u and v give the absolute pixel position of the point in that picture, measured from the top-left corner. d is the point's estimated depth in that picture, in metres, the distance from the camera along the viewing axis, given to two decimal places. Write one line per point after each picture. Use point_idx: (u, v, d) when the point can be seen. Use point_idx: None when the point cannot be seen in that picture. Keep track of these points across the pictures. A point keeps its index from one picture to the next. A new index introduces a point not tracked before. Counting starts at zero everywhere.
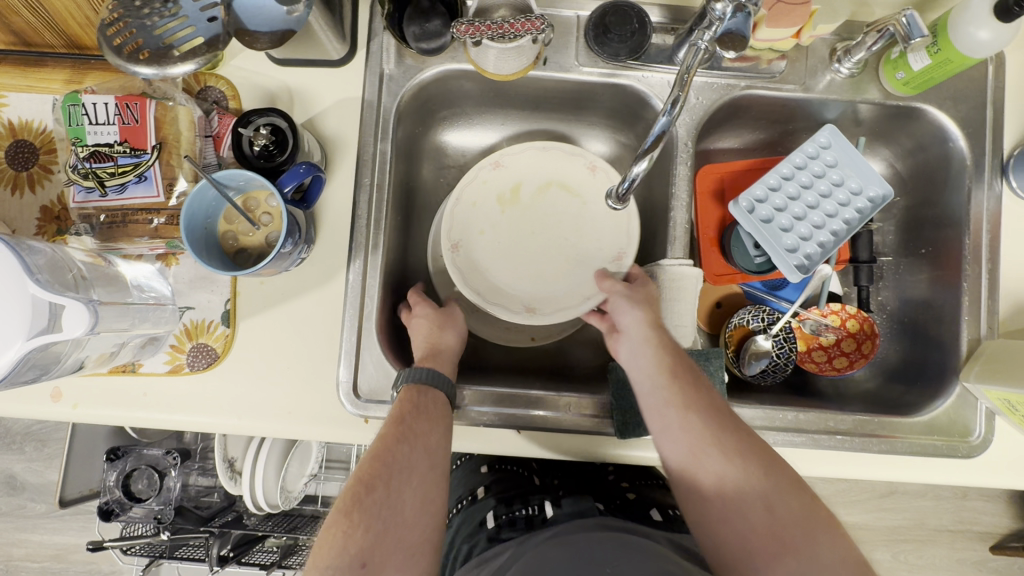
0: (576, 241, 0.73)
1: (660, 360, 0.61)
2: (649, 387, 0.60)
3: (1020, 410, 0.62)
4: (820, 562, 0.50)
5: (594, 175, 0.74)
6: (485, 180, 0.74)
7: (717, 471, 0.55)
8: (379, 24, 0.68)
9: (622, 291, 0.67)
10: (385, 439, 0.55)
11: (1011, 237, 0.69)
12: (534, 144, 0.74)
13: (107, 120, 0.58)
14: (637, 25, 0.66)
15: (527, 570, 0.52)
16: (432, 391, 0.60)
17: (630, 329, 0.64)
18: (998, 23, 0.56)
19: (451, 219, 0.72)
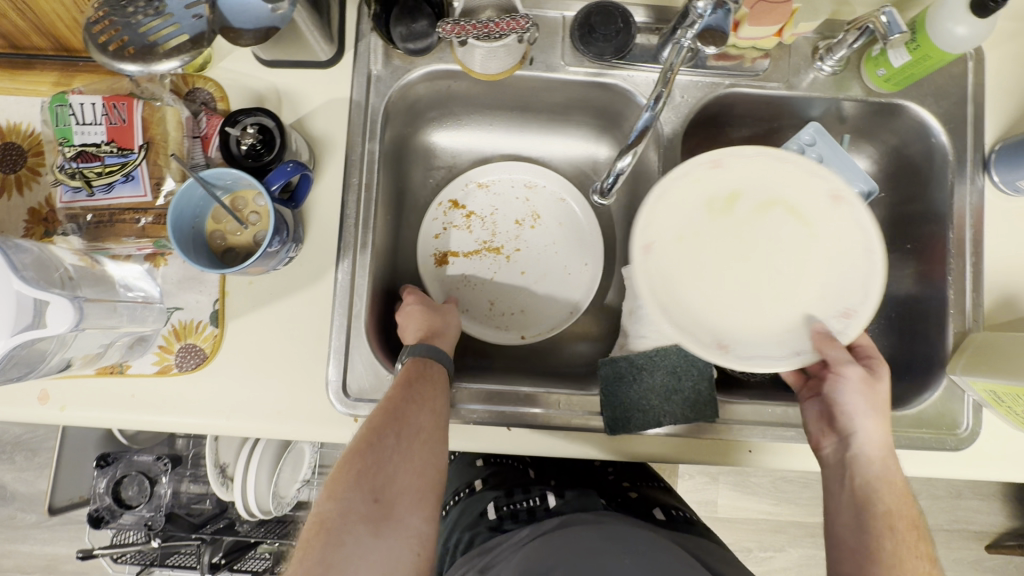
0: (823, 279, 0.60)
1: (875, 496, 0.57)
2: (858, 521, 0.56)
3: (1006, 402, 0.63)
4: None
5: (834, 207, 0.62)
6: (696, 179, 0.62)
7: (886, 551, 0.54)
8: (367, 26, 0.69)
9: (851, 378, 0.59)
10: (395, 397, 0.57)
11: (994, 231, 0.70)
12: (764, 153, 0.62)
13: (94, 120, 0.58)
14: (621, 24, 0.67)
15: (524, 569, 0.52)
16: (435, 364, 0.61)
17: (860, 446, 0.59)
18: (975, 18, 0.57)
19: (652, 213, 0.61)
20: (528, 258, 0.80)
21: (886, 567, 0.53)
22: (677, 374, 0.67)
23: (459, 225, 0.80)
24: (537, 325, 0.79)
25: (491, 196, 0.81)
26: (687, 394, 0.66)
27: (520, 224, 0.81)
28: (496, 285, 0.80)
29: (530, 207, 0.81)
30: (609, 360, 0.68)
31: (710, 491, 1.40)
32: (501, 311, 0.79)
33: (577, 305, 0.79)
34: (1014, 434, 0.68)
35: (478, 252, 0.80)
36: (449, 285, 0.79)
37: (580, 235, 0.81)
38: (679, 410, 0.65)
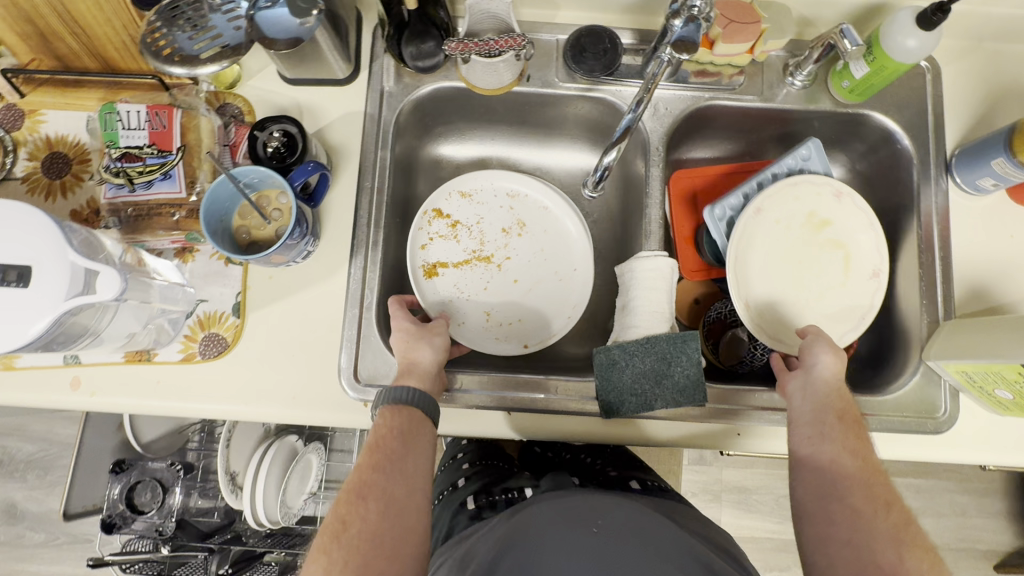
0: (827, 312, 0.74)
1: (833, 404, 0.60)
2: (816, 419, 0.60)
3: (978, 383, 0.67)
4: (872, 539, 0.53)
5: (868, 280, 0.74)
6: (819, 194, 0.74)
7: (836, 448, 0.58)
8: (380, 48, 0.76)
9: (829, 339, 0.64)
10: (362, 470, 0.58)
11: (960, 228, 0.75)
12: (868, 213, 0.74)
13: (138, 126, 0.65)
14: (609, 44, 0.75)
15: (528, 521, 0.55)
16: (403, 412, 0.62)
17: (821, 376, 0.62)
18: (923, 31, 0.64)
19: (777, 192, 0.73)
20: (518, 265, 0.82)
21: (837, 447, 0.58)
22: (667, 360, 0.70)
23: (445, 235, 0.82)
24: (537, 333, 0.80)
25: (474, 204, 0.83)
26: (677, 379, 0.69)
27: (507, 232, 0.83)
28: (490, 296, 0.81)
29: (515, 214, 0.83)
30: (603, 347, 0.72)
31: (713, 508, 1.40)
32: (497, 323, 0.80)
33: (574, 310, 0.79)
34: (991, 418, 0.71)
35: (468, 262, 0.82)
36: (442, 296, 0.80)
37: (569, 240, 0.82)
38: (671, 394, 0.69)
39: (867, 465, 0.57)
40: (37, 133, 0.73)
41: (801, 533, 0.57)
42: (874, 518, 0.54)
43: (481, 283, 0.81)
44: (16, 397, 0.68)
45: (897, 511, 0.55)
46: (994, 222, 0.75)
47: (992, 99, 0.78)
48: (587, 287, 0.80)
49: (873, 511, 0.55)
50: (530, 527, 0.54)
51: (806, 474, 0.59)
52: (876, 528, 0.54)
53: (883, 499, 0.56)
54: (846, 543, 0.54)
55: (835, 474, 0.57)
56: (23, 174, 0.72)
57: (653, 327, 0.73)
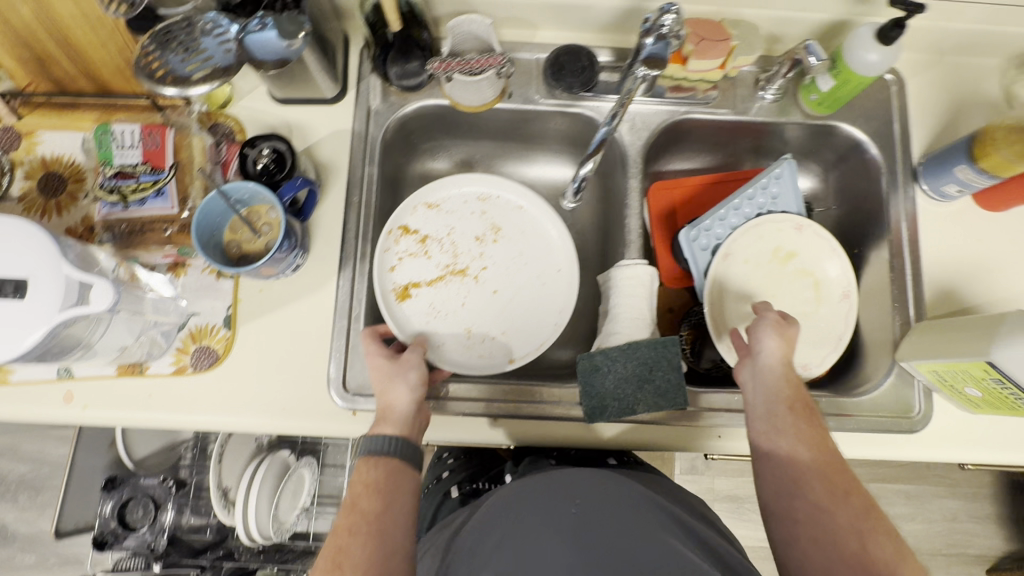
0: (803, 337, 0.78)
1: (782, 391, 0.62)
2: (768, 412, 0.61)
3: (949, 382, 0.69)
4: (832, 532, 0.54)
5: (841, 301, 0.79)
6: (781, 229, 0.80)
7: (790, 440, 0.59)
8: (367, 68, 0.79)
9: (774, 323, 0.66)
10: (339, 534, 0.56)
11: (929, 233, 0.78)
12: (829, 240, 0.80)
13: (132, 144, 0.68)
14: (586, 62, 0.78)
15: (497, 525, 0.56)
16: (380, 459, 0.60)
17: (766, 363, 0.64)
18: (882, 46, 0.67)
19: (744, 234, 0.80)
20: (496, 274, 0.81)
21: (791, 439, 0.59)
22: (648, 364, 0.72)
23: (415, 252, 0.80)
24: (523, 345, 0.78)
25: (444, 214, 0.82)
26: (659, 383, 0.71)
27: (480, 240, 0.82)
28: (469, 311, 0.79)
29: (487, 219, 0.83)
30: (585, 353, 0.74)
31: None
32: (478, 339, 0.78)
33: (561, 314, 0.78)
34: (965, 417, 0.73)
35: (441, 278, 0.80)
36: (419, 317, 0.78)
37: (548, 242, 0.82)
38: (653, 399, 0.71)
39: (824, 455, 0.58)
40: (34, 153, 0.75)
41: (773, 535, 0.58)
42: (833, 510, 0.55)
43: (459, 297, 0.80)
44: (10, 411, 0.70)
45: (859, 498, 0.55)
46: (960, 226, 0.78)
47: (955, 109, 0.81)
48: (570, 288, 0.79)
49: (834, 504, 0.55)
50: (499, 530, 0.55)
51: (767, 472, 0.59)
52: (836, 519, 0.54)
53: (845, 488, 0.56)
54: (809, 540, 0.54)
55: (792, 466, 0.58)
56: (19, 194, 0.74)
57: (635, 334, 0.75)
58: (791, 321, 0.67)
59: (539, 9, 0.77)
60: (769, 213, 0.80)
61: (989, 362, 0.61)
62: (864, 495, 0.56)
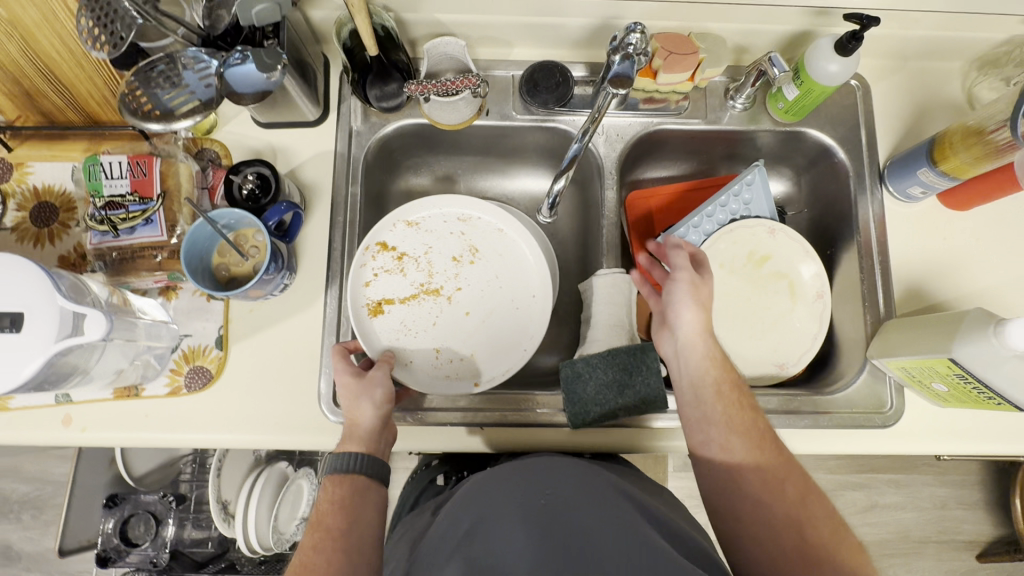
0: (779, 339, 0.82)
1: (706, 374, 0.66)
2: (695, 397, 0.66)
3: (918, 377, 0.71)
4: (771, 519, 0.59)
5: (814, 301, 0.82)
6: (755, 233, 0.83)
7: (721, 431, 0.63)
8: (347, 90, 0.81)
9: (688, 296, 0.68)
10: (307, 550, 0.58)
11: (896, 234, 0.80)
12: (802, 243, 0.83)
13: (120, 175, 0.69)
14: (560, 78, 0.80)
15: (460, 526, 0.58)
16: (347, 476, 0.63)
17: (686, 343, 0.68)
18: (842, 57, 0.70)
19: (716, 242, 0.83)
20: (469, 295, 0.81)
21: (723, 430, 0.63)
22: (628, 370, 0.75)
23: (391, 269, 0.80)
24: (492, 368, 0.78)
25: (422, 231, 0.82)
26: (638, 387, 0.74)
27: (457, 261, 0.82)
28: (439, 331, 0.79)
29: (466, 240, 0.83)
30: (567, 361, 0.76)
31: (701, 513, 1.44)
32: (447, 360, 0.78)
33: (530, 341, 0.78)
34: (935, 410, 0.76)
35: (415, 296, 0.80)
36: (388, 334, 0.78)
37: (524, 267, 0.82)
38: (633, 403, 0.73)
39: (758, 440, 0.63)
40: (25, 184, 0.77)
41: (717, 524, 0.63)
42: (773, 498, 0.60)
43: (431, 317, 0.79)
44: (10, 436, 0.72)
45: (793, 481, 0.61)
46: (927, 226, 0.80)
47: (919, 113, 0.84)
48: (543, 316, 0.80)
49: (770, 491, 0.60)
50: (462, 532, 0.56)
51: (705, 463, 0.64)
52: (774, 507, 0.59)
53: (781, 473, 0.61)
54: (752, 529, 0.59)
55: (727, 458, 0.62)
56: (12, 224, 0.76)
57: (614, 340, 0.77)
58: (703, 282, 0.70)
59: (513, 29, 0.79)
60: (743, 218, 0.83)
61: (952, 359, 0.64)
62: (796, 474, 0.62)
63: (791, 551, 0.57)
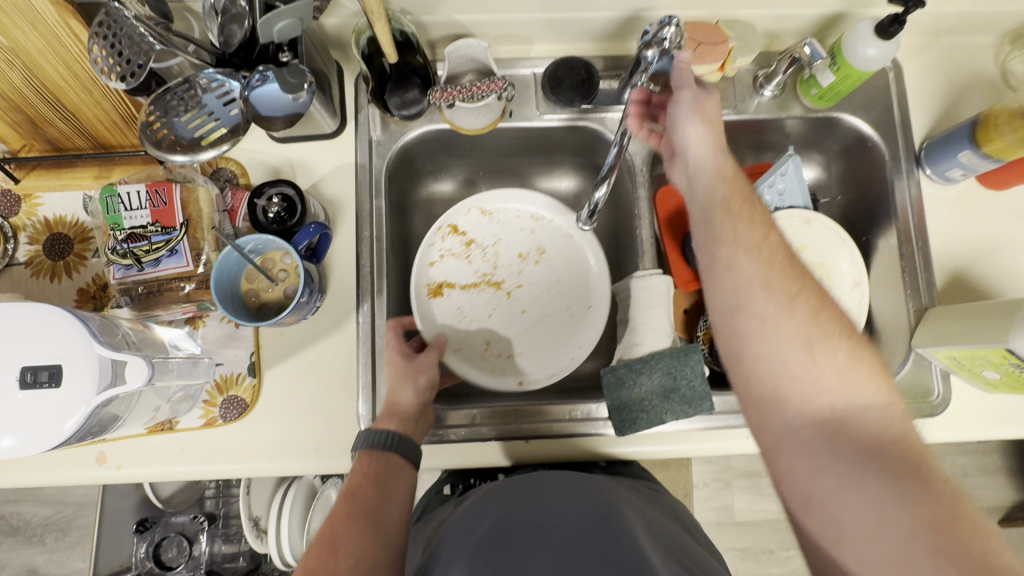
0: None
1: (715, 191, 0.60)
2: (704, 218, 0.60)
3: (967, 365, 0.70)
4: (777, 346, 0.53)
5: (852, 289, 0.79)
6: (791, 224, 0.80)
7: (728, 249, 0.57)
8: (364, 98, 0.77)
9: (693, 111, 0.64)
10: (334, 520, 0.58)
11: (934, 217, 0.79)
12: (839, 231, 0.80)
13: (139, 206, 0.66)
14: (585, 74, 0.77)
15: (477, 522, 0.63)
16: (386, 454, 0.63)
17: (698, 159, 0.63)
18: (881, 41, 0.67)
19: None
20: (529, 294, 0.82)
21: (731, 249, 0.56)
22: (672, 373, 0.73)
23: (458, 252, 0.82)
24: (536, 371, 0.78)
25: (494, 221, 0.83)
26: (684, 391, 0.72)
27: (523, 258, 0.83)
28: (493, 323, 0.81)
29: (535, 239, 0.83)
30: (609, 366, 0.75)
31: (727, 495, 1.44)
32: (495, 354, 0.79)
33: (579, 350, 0.77)
34: (983, 396, 0.75)
35: (476, 285, 0.82)
36: (445, 317, 0.80)
37: (587, 277, 0.81)
38: (680, 407, 0.72)
39: (768, 255, 0.55)
40: (35, 216, 0.74)
41: (725, 358, 0.57)
42: (781, 319, 0.53)
43: (487, 308, 0.81)
44: (44, 478, 0.70)
45: (806, 300, 0.54)
46: (966, 209, 0.79)
47: (953, 92, 0.81)
48: (597, 328, 0.78)
49: (778, 311, 0.53)
50: (481, 528, 0.62)
51: (712, 287, 0.58)
52: (781, 330, 0.53)
53: (794, 290, 0.54)
54: (755, 358, 0.54)
55: (733, 282, 0.56)
56: (26, 259, 0.73)
57: (657, 344, 0.76)
58: (706, 94, 0.64)
59: (534, 26, 0.76)
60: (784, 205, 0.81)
61: (1008, 349, 0.62)
62: (813, 292, 0.54)
63: (797, 377, 0.52)
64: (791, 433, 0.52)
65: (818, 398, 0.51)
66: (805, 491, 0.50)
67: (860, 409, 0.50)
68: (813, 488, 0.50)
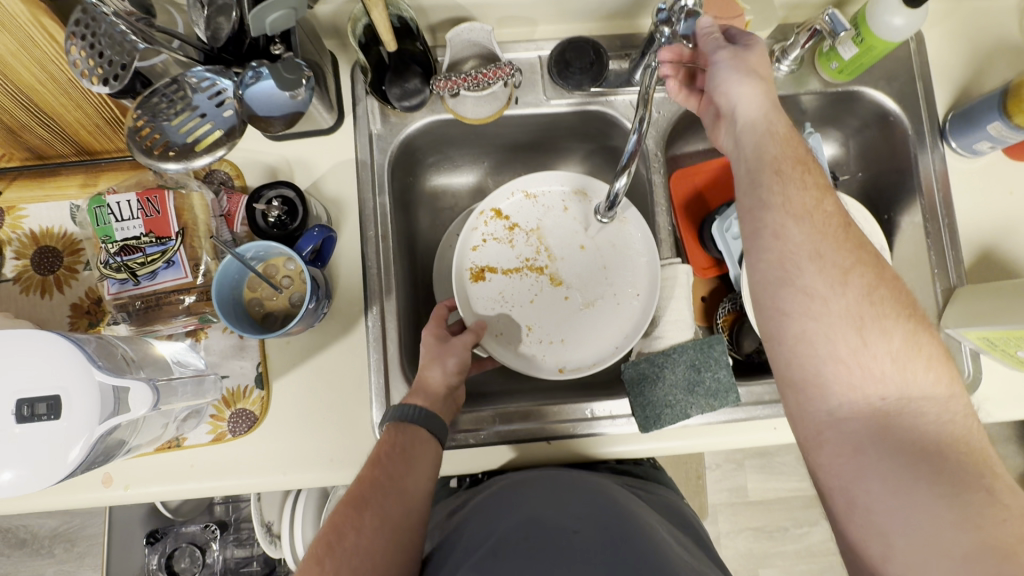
0: None
1: (766, 150, 0.55)
2: (752, 183, 0.55)
3: (999, 346, 0.68)
4: (828, 326, 0.50)
5: None
6: None
7: (777, 219, 0.52)
8: (361, 90, 0.73)
9: (741, 63, 0.57)
10: (362, 483, 0.59)
11: (960, 192, 0.76)
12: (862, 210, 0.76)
13: (131, 216, 0.63)
14: (593, 56, 0.73)
15: (496, 514, 0.62)
16: (415, 429, 0.62)
17: (745, 115, 0.57)
18: (908, 10, 0.64)
19: None
20: (573, 279, 0.77)
21: (780, 218, 0.52)
22: (696, 366, 0.72)
23: (500, 236, 0.78)
24: (579, 358, 0.75)
25: (539, 204, 0.79)
26: (708, 384, 0.70)
27: (566, 242, 0.79)
28: (535, 309, 0.77)
29: (581, 222, 0.79)
30: (631, 361, 0.74)
31: (739, 476, 1.43)
32: (536, 340, 0.76)
33: (624, 339, 0.74)
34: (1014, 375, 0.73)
35: (519, 269, 0.78)
36: (485, 302, 0.77)
37: (632, 262, 0.77)
38: (704, 401, 0.69)
39: (821, 224, 0.52)
40: (20, 229, 0.70)
41: (764, 333, 0.54)
42: (833, 297, 0.50)
43: (529, 293, 0.77)
44: (48, 502, 0.67)
45: (859, 280, 0.51)
46: (991, 183, 0.76)
47: (978, 59, 0.78)
48: (642, 317, 0.74)
49: (831, 289, 0.50)
50: (500, 524, 0.61)
51: (755, 257, 0.54)
52: (833, 310, 0.50)
53: (848, 265, 0.51)
54: (800, 338, 0.51)
55: (781, 255, 0.52)
56: (14, 274, 0.69)
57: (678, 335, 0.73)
58: (750, 50, 0.58)
59: (538, 4, 0.72)
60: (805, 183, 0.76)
61: None
62: (867, 269, 0.51)
63: (847, 363, 0.49)
64: (836, 425, 0.50)
65: (869, 388, 0.49)
66: (846, 479, 0.49)
67: (913, 397, 0.49)
68: (857, 484, 0.49)
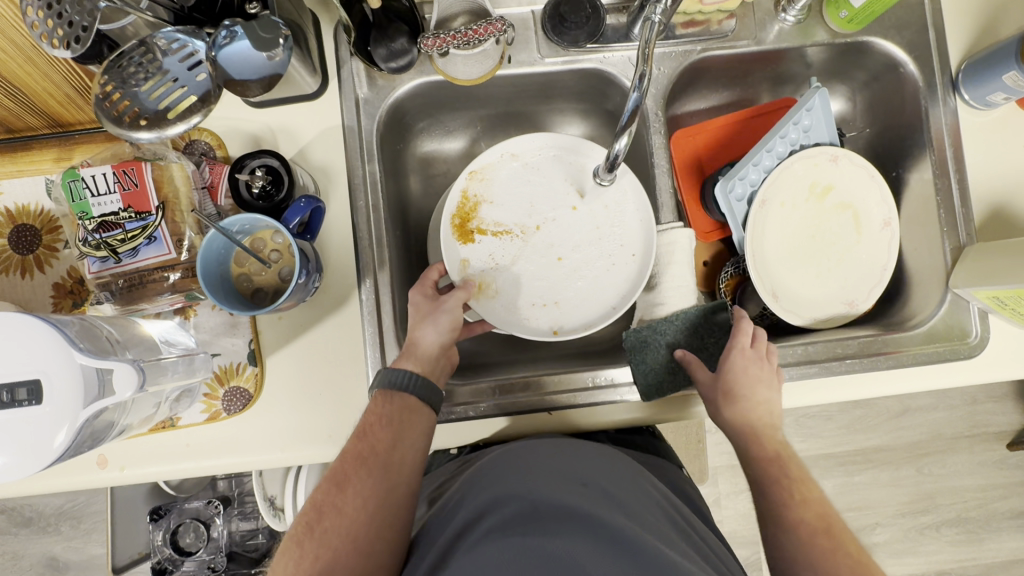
0: (847, 273, 0.75)
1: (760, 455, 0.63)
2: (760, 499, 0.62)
3: (1009, 305, 0.66)
4: None
5: (881, 230, 0.75)
6: (817, 163, 0.74)
7: (771, 528, 0.60)
8: (345, 50, 0.69)
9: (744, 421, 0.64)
10: (346, 458, 0.58)
11: (971, 147, 0.73)
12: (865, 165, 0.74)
13: (108, 190, 0.60)
14: (590, 9, 0.69)
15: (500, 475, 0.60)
16: (409, 397, 0.61)
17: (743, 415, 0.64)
18: None
19: (779, 176, 0.73)
20: (567, 239, 0.74)
21: (773, 527, 0.60)
22: (699, 333, 0.73)
23: (489, 200, 0.75)
24: (574, 320, 0.73)
25: (530, 163, 0.75)
26: (711, 351, 0.72)
27: (559, 202, 0.75)
28: (527, 271, 0.74)
29: (576, 180, 0.75)
30: (632, 329, 0.71)
31: None
32: (529, 304, 0.73)
33: (621, 300, 0.72)
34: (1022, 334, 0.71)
35: (509, 233, 0.75)
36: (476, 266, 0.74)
37: (629, 226, 0.74)
38: None
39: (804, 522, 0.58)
40: None
41: None
42: None
43: (521, 256, 0.74)
44: (43, 485, 0.66)
45: (846, 559, 0.55)
46: (1003, 136, 0.73)
47: (993, 4, 0.74)
48: (637, 279, 0.72)
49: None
50: (504, 485, 0.58)
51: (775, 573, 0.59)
52: None
53: (833, 552, 0.56)
54: None
55: (777, 551, 0.59)
56: None
57: None
58: (728, 363, 0.65)
59: None
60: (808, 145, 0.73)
61: None
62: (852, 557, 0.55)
63: None
64: None
65: None
66: None
67: None
68: None
